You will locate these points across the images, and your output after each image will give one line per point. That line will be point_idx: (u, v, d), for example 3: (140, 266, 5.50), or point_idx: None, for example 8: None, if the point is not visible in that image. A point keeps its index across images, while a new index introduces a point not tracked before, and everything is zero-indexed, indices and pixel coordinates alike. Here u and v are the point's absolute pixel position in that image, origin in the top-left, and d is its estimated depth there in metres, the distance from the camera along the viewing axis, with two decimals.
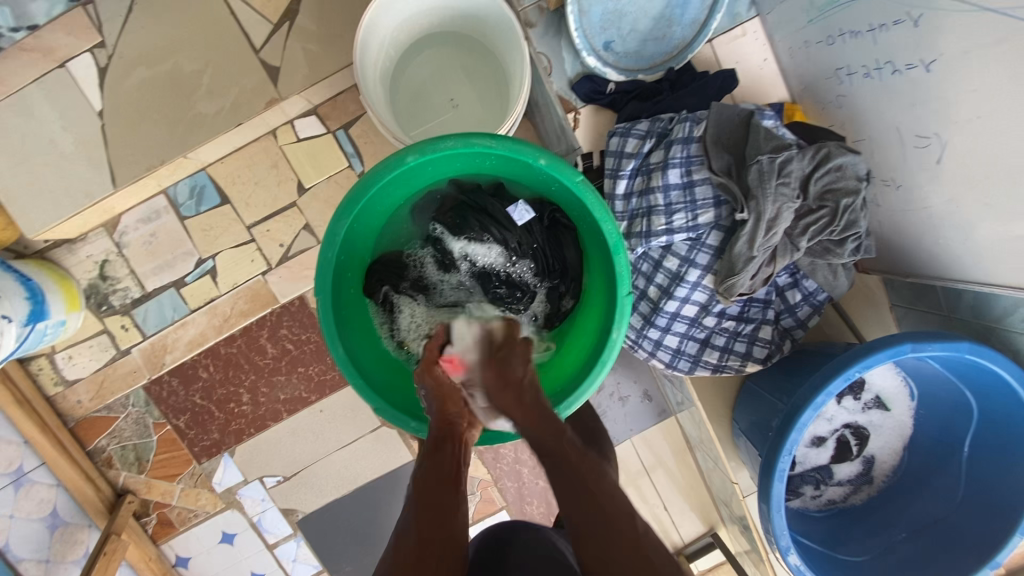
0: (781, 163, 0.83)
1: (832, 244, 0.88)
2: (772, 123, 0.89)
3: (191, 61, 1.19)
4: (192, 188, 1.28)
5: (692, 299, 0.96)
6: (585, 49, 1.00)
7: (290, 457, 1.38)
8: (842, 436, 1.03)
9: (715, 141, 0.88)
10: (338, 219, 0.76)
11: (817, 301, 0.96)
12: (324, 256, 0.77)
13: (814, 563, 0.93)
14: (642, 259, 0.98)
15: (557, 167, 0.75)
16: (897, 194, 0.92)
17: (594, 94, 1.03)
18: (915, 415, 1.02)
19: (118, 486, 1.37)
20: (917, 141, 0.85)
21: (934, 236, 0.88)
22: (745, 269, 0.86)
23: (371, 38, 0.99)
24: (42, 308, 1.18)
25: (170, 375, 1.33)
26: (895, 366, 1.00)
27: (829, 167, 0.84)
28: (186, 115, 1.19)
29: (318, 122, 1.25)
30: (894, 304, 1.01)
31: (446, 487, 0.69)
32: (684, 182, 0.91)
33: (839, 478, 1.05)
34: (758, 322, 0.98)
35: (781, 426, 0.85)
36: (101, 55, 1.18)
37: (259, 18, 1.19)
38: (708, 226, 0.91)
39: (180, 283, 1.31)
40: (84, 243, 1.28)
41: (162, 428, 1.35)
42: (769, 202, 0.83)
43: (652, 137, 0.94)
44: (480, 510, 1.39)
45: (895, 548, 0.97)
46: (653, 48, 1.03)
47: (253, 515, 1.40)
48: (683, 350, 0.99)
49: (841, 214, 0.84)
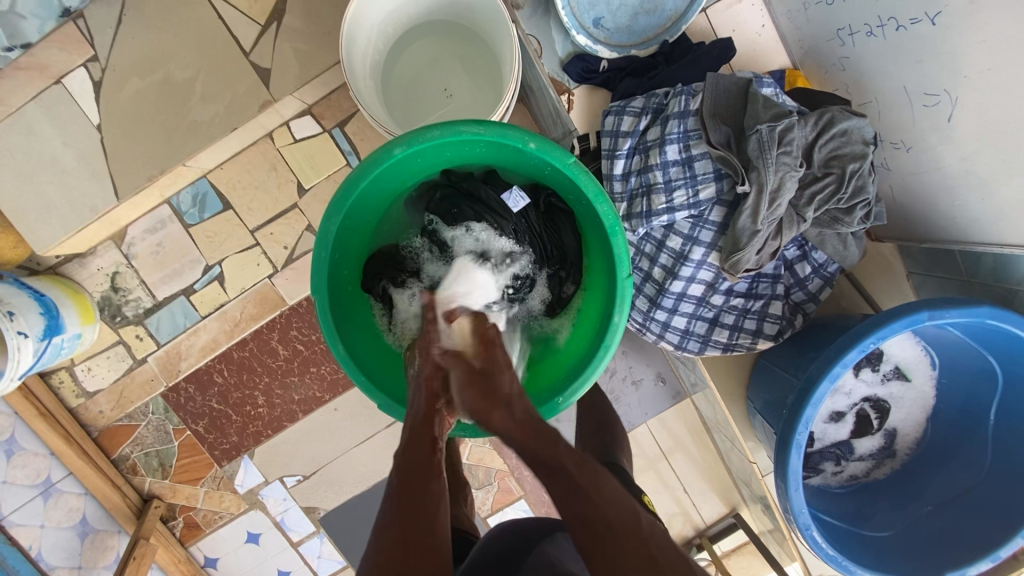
0: (781, 131, 0.79)
1: (841, 213, 0.84)
2: (770, 91, 0.85)
3: (183, 68, 1.18)
4: (195, 196, 1.29)
5: (697, 278, 0.93)
6: (573, 27, 0.97)
7: (309, 456, 1.40)
8: (861, 410, 1.01)
9: (712, 112, 0.84)
10: (330, 216, 0.75)
11: (827, 273, 0.92)
12: (317, 255, 0.76)
13: (835, 538, 0.92)
14: (644, 240, 0.95)
15: (548, 150, 0.73)
16: (908, 156, 0.88)
17: (587, 73, 1.00)
18: (938, 384, 0.99)
19: (144, 491, 1.40)
20: (926, 100, 0.81)
21: (949, 199, 0.85)
22: (751, 243, 0.83)
23: (359, 32, 0.99)
24: (57, 322, 1.20)
25: (186, 382, 1.35)
26: (914, 336, 0.98)
27: (833, 133, 0.80)
28: (181, 122, 1.19)
29: (313, 122, 1.26)
30: (912, 272, 0.98)
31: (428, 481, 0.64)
32: (683, 158, 0.87)
33: (860, 453, 1.03)
34: (767, 298, 0.94)
35: (795, 402, 0.83)
36: (95, 69, 1.18)
37: (247, 20, 1.18)
38: (710, 202, 0.87)
39: (189, 290, 1.32)
40: (94, 257, 1.30)
41: (182, 434, 1.38)
42: (771, 172, 0.79)
43: (647, 113, 0.90)
44: (498, 500, 1.41)
45: (921, 521, 0.95)
46: (645, 21, 0.99)
47: (276, 514, 1.43)
48: (692, 331, 0.96)
49: (848, 180, 0.80)
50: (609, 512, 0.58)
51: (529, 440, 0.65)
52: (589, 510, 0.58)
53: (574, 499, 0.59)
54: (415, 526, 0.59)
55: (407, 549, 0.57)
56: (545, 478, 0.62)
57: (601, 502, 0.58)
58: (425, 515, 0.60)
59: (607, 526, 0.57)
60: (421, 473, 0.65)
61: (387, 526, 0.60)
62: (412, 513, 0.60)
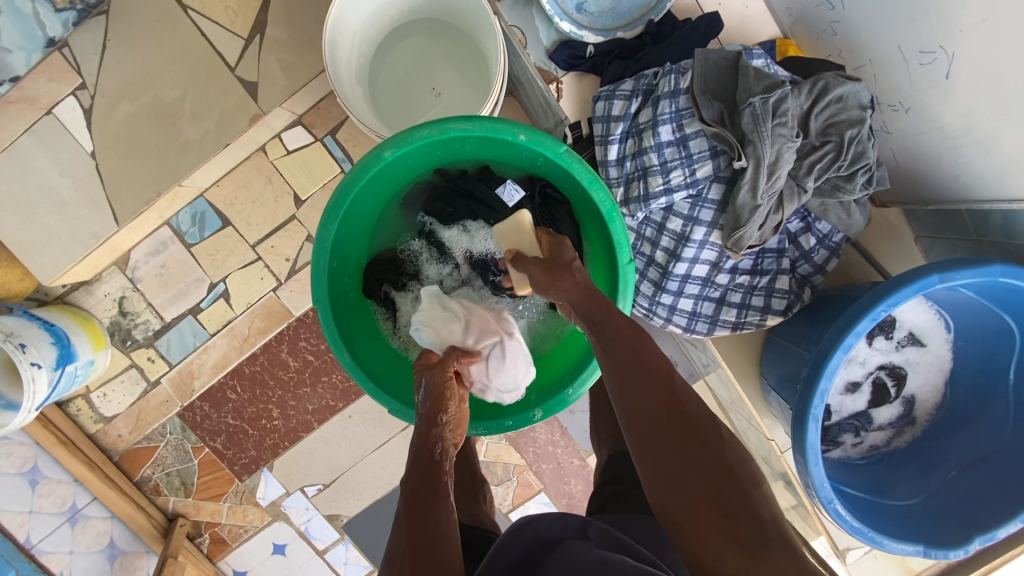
0: (775, 102, 0.78)
1: (842, 180, 0.82)
2: (761, 63, 0.84)
3: (170, 88, 1.18)
4: (193, 216, 1.30)
5: (701, 258, 0.92)
6: (556, 14, 0.96)
7: (327, 465, 1.41)
8: (877, 378, 1.00)
9: (703, 88, 0.82)
10: (325, 224, 0.75)
11: (833, 243, 0.90)
12: (317, 264, 0.76)
13: (859, 511, 0.91)
14: (644, 224, 0.94)
15: (539, 140, 0.72)
16: (907, 117, 0.86)
17: (574, 59, 0.97)
18: (954, 348, 0.98)
19: (169, 511, 1.42)
20: (921, 58, 0.79)
21: (952, 158, 0.83)
22: (752, 219, 0.81)
23: (341, 38, 0.99)
24: (69, 351, 1.21)
25: (201, 401, 1.36)
26: (926, 301, 0.97)
27: (829, 100, 0.79)
28: (174, 142, 1.19)
29: (304, 132, 1.27)
30: (919, 235, 0.97)
31: (430, 478, 0.64)
32: (677, 138, 0.86)
33: (879, 422, 1.02)
34: (774, 273, 0.92)
35: (809, 375, 0.81)
36: (84, 96, 1.19)
37: (230, 36, 1.18)
38: (707, 179, 0.86)
39: (196, 310, 1.33)
40: (100, 283, 1.31)
41: (202, 452, 1.39)
42: (767, 145, 0.78)
43: (638, 95, 0.89)
44: (519, 494, 1.42)
45: (944, 486, 0.94)
46: (628, 2, 0.97)
47: (300, 524, 1.44)
48: (699, 312, 0.95)
49: (847, 147, 0.79)
50: (645, 360, 0.67)
51: (589, 315, 0.73)
52: (628, 355, 0.68)
53: (617, 345, 0.69)
54: (423, 528, 0.59)
55: (418, 551, 0.57)
56: (592, 333, 0.72)
57: (642, 355, 0.68)
58: (430, 518, 0.60)
59: (644, 371, 0.66)
60: (430, 471, 0.65)
61: (398, 536, 0.60)
62: (422, 512, 0.61)
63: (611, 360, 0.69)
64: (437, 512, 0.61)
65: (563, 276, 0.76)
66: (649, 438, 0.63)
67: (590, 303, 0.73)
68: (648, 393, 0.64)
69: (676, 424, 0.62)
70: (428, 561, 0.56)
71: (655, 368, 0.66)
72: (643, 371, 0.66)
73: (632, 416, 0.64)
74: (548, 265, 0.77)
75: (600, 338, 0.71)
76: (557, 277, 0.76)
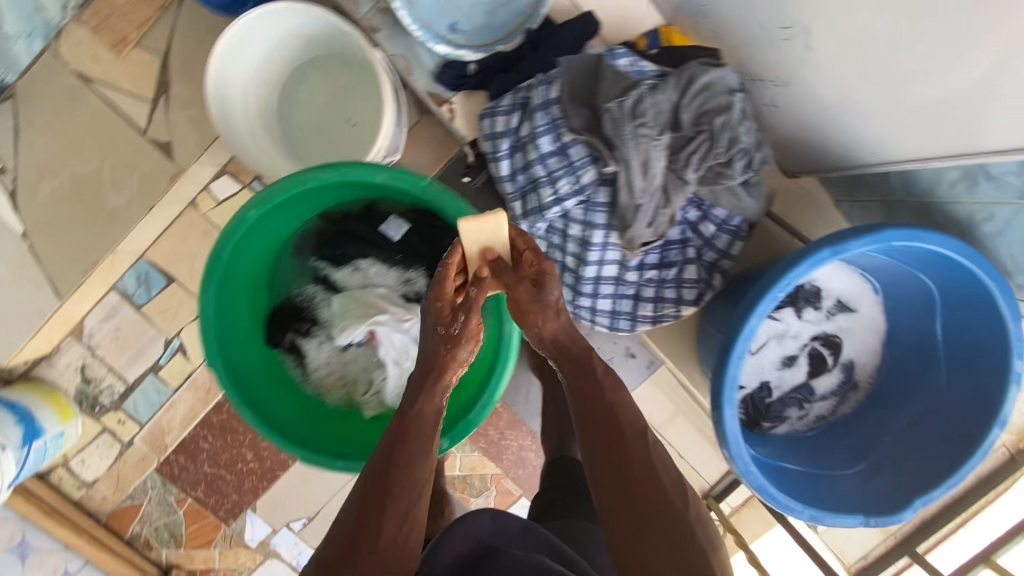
0: (632, 104, 0.80)
1: (721, 167, 0.81)
2: (625, 63, 0.85)
3: (85, 162, 1.22)
4: (137, 276, 1.26)
5: (607, 259, 0.92)
6: (430, 40, 0.93)
7: (308, 499, 1.43)
8: (813, 349, 1.00)
9: (570, 97, 0.84)
10: (205, 289, 0.76)
11: (732, 227, 0.90)
12: (204, 329, 0.77)
13: (803, 488, 0.91)
14: (550, 233, 0.94)
15: (399, 178, 0.75)
16: (787, 90, 0.86)
17: (459, 79, 0.97)
18: (885, 309, 0.99)
19: (164, 563, 1.46)
20: (782, 33, 0.78)
21: (835, 126, 0.82)
22: (637, 219, 0.82)
23: (232, 91, 1.02)
24: (35, 426, 1.24)
25: (175, 454, 1.39)
26: (849, 266, 0.97)
27: (696, 89, 0.80)
28: (100, 212, 1.23)
29: (232, 180, 1.22)
30: (838, 200, 0.97)
31: (408, 448, 0.67)
32: (558, 147, 0.86)
33: (821, 393, 1.01)
34: (680, 264, 0.93)
35: (718, 363, 0.81)
36: (7, 179, 1.23)
37: (136, 99, 1.20)
38: (593, 184, 0.86)
39: (157, 367, 1.33)
40: (60, 354, 1.32)
41: (185, 502, 1.42)
42: (632, 148, 0.79)
43: (516, 110, 0.89)
44: (500, 502, 1.43)
45: (886, 448, 0.94)
46: (503, 14, 0.96)
47: (292, 559, 1.47)
48: (619, 311, 0.95)
49: (719, 134, 0.79)
50: (621, 415, 0.69)
51: (575, 356, 0.74)
52: (602, 407, 0.69)
53: (593, 394, 0.70)
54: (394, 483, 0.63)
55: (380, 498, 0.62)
56: (572, 380, 0.73)
57: (621, 409, 0.69)
58: (404, 480, 0.64)
59: (618, 426, 0.68)
60: (411, 442, 0.68)
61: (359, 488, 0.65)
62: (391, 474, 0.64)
63: (585, 410, 0.71)
64: (409, 475, 0.65)
65: (543, 309, 0.72)
66: (615, 492, 0.65)
67: (576, 347, 0.74)
68: (618, 448, 0.66)
69: (644, 486, 0.64)
70: (385, 511, 0.62)
71: (632, 426, 0.68)
72: (616, 428, 0.68)
73: (600, 469, 0.67)
74: (534, 294, 0.72)
75: (580, 384, 0.72)
76: (547, 308, 0.72)
